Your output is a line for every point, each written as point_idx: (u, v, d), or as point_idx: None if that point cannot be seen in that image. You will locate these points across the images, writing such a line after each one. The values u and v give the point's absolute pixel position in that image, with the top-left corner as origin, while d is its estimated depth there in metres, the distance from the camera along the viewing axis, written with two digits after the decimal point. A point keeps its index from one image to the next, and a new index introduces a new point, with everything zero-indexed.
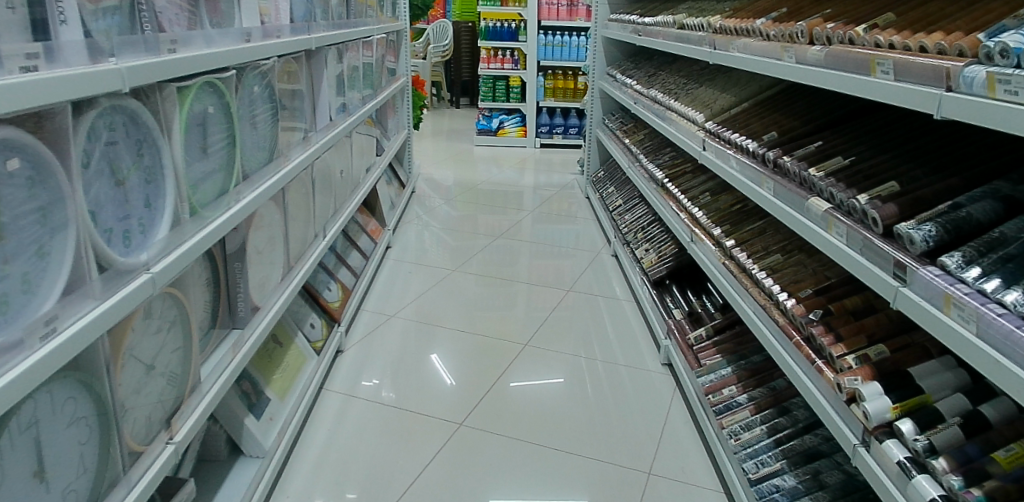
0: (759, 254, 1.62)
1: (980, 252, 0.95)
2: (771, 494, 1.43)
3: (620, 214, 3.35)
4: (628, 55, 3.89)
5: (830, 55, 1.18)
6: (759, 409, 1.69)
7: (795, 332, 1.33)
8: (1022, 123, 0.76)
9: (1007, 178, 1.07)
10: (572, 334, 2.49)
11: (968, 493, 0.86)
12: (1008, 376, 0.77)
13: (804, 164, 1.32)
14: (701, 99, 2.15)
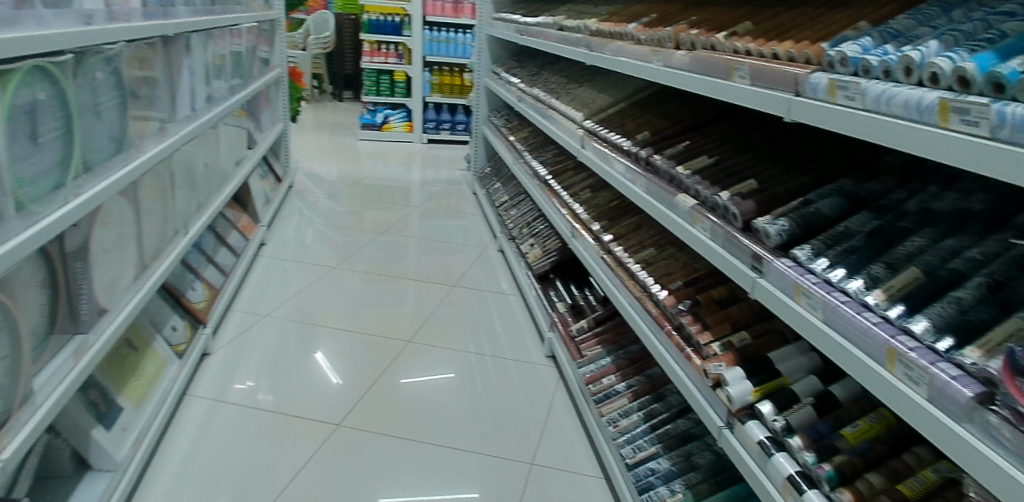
0: (635, 248, 1.69)
1: (827, 244, 1.03)
2: (647, 478, 1.49)
3: (506, 209, 3.40)
4: (512, 55, 3.95)
5: (694, 60, 1.24)
6: (636, 396, 1.77)
7: (667, 322, 1.40)
8: (861, 129, 0.85)
9: (852, 177, 1.17)
10: (457, 329, 2.49)
11: (819, 468, 0.93)
12: (851, 359, 0.87)
13: (673, 163, 1.39)
14: (581, 98, 2.21)
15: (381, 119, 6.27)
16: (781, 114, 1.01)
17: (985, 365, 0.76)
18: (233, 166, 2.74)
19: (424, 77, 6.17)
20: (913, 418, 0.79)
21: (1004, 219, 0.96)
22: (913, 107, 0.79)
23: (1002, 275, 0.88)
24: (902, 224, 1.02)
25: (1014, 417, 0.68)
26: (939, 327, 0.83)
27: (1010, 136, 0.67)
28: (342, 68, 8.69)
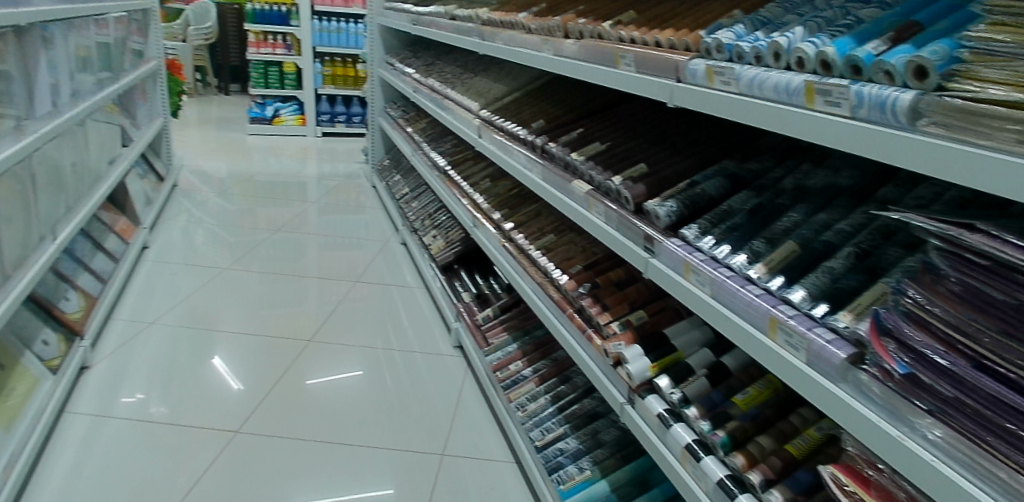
0: (536, 235, 1.72)
1: (713, 223, 1.09)
2: (556, 458, 1.53)
3: (406, 201, 3.36)
4: (405, 45, 3.91)
5: (583, 48, 1.27)
6: (543, 380, 1.81)
7: (568, 306, 1.44)
8: (738, 111, 0.91)
9: (733, 159, 1.24)
10: (361, 325, 2.45)
11: (714, 435, 0.99)
12: (737, 329, 0.94)
13: (568, 149, 1.42)
14: (476, 88, 2.22)
15: (271, 112, 6.06)
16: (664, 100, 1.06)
17: (854, 327, 0.84)
18: (106, 166, 2.56)
19: (315, 69, 6.01)
20: (794, 382, 0.86)
21: (866, 193, 1.05)
22: (781, 90, 0.86)
23: (868, 244, 0.95)
24: (779, 201, 1.09)
25: (882, 374, 0.78)
26: (815, 294, 0.90)
27: (867, 115, 0.75)
28: (227, 59, 8.30)
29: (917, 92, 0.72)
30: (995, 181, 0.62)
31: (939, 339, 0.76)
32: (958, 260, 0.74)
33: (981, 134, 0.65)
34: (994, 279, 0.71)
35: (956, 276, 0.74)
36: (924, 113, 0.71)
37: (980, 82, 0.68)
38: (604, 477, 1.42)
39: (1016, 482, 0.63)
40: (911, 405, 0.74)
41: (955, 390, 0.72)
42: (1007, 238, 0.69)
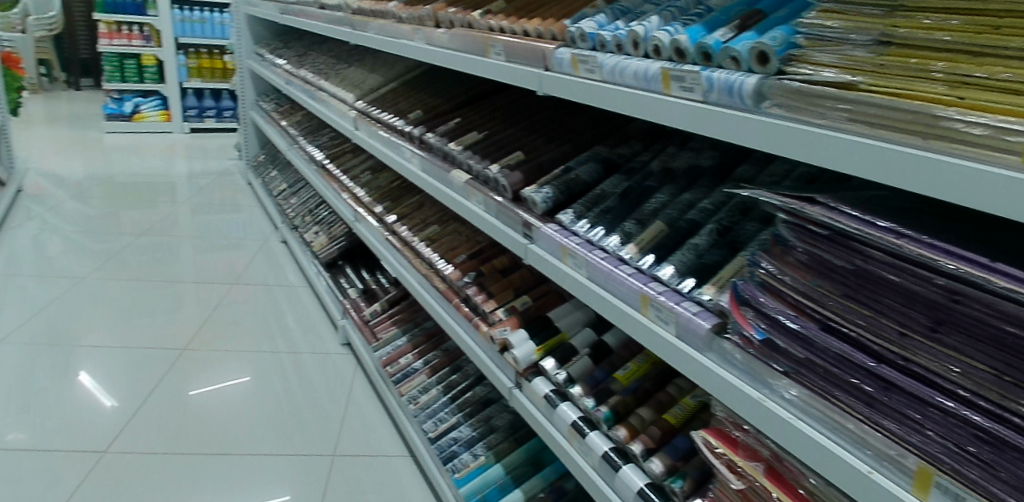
0: (419, 227, 1.71)
1: (587, 207, 1.12)
2: (450, 447, 1.55)
3: (285, 198, 3.25)
4: (275, 35, 3.77)
5: (455, 38, 1.28)
6: (434, 370, 1.83)
7: (454, 296, 1.45)
8: (604, 99, 0.96)
9: (605, 144, 1.28)
10: (242, 330, 2.40)
11: (598, 410, 1.04)
12: (612, 308, 0.99)
13: (446, 140, 1.42)
14: (351, 79, 2.18)
15: (130, 108, 5.68)
16: (535, 88, 1.09)
17: (717, 298, 0.90)
18: None
19: (179, 61, 5.73)
20: (666, 354, 0.92)
21: (725, 172, 1.11)
22: (641, 77, 0.91)
23: (729, 221, 1.01)
24: (648, 183, 1.14)
25: (744, 342, 0.85)
26: (682, 270, 0.96)
27: (717, 99, 0.82)
28: (77, 52, 7.72)
29: (760, 76, 0.78)
30: (834, 160, 0.71)
31: (790, 305, 0.82)
32: (804, 232, 0.80)
33: (817, 114, 0.73)
34: (833, 247, 0.77)
35: (803, 247, 0.80)
36: (767, 95, 0.78)
37: (815, 65, 0.76)
38: (498, 461, 1.46)
39: (862, 431, 0.72)
40: (770, 369, 0.82)
41: (807, 351, 0.79)
42: (843, 210, 0.75)
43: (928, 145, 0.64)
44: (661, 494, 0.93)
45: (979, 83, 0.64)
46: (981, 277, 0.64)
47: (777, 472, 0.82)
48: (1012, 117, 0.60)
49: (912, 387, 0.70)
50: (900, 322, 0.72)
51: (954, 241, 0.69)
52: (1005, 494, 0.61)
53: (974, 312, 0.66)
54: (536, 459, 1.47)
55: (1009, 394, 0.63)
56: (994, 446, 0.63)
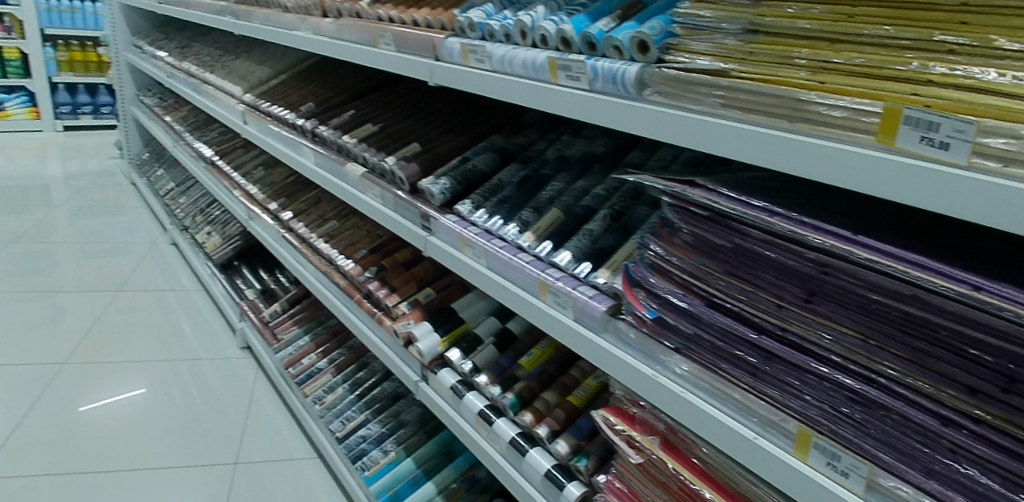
0: (317, 223, 1.68)
1: (485, 197, 1.13)
2: (359, 446, 1.56)
3: (173, 198, 3.10)
4: (156, 25, 3.58)
5: (343, 28, 1.26)
6: (340, 368, 1.83)
7: (356, 292, 1.44)
8: (495, 88, 0.97)
9: (502, 134, 1.29)
10: (131, 338, 2.31)
11: (504, 398, 1.07)
12: (511, 295, 1.01)
13: (339, 133, 1.40)
14: (238, 71, 2.10)
15: None
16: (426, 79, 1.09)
17: (611, 281, 0.94)
18: None
19: (46, 54, 5.34)
20: (566, 338, 0.95)
21: (617, 158, 1.15)
22: (529, 67, 0.92)
23: (621, 206, 1.05)
24: (544, 171, 1.16)
25: (637, 321, 0.89)
26: (578, 255, 0.98)
27: (602, 88, 0.85)
28: None
29: (641, 64, 0.82)
30: (712, 143, 0.76)
31: (678, 284, 0.86)
32: (686, 213, 0.84)
33: (693, 101, 0.78)
34: (713, 227, 0.81)
35: (687, 228, 0.84)
36: (647, 84, 0.81)
37: (691, 54, 0.79)
38: (408, 456, 1.49)
39: (748, 401, 0.79)
40: (662, 346, 0.87)
41: (695, 327, 0.84)
42: (720, 191, 0.79)
43: (793, 127, 0.70)
44: (567, 473, 0.98)
45: (837, 68, 0.70)
46: (845, 250, 0.69)
47: (672, 443, 0.87)
48: (868, 99, 0.66)
49: (790, 356, 0.76)
50: (777, 295, 0.77)
51: (821, 215, 0.74)
52: (877, 450, 0.70)
53: (842, 283, 0.71)
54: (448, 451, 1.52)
55: (874, 356, 0.70)
56: (865, 407, 0.71)
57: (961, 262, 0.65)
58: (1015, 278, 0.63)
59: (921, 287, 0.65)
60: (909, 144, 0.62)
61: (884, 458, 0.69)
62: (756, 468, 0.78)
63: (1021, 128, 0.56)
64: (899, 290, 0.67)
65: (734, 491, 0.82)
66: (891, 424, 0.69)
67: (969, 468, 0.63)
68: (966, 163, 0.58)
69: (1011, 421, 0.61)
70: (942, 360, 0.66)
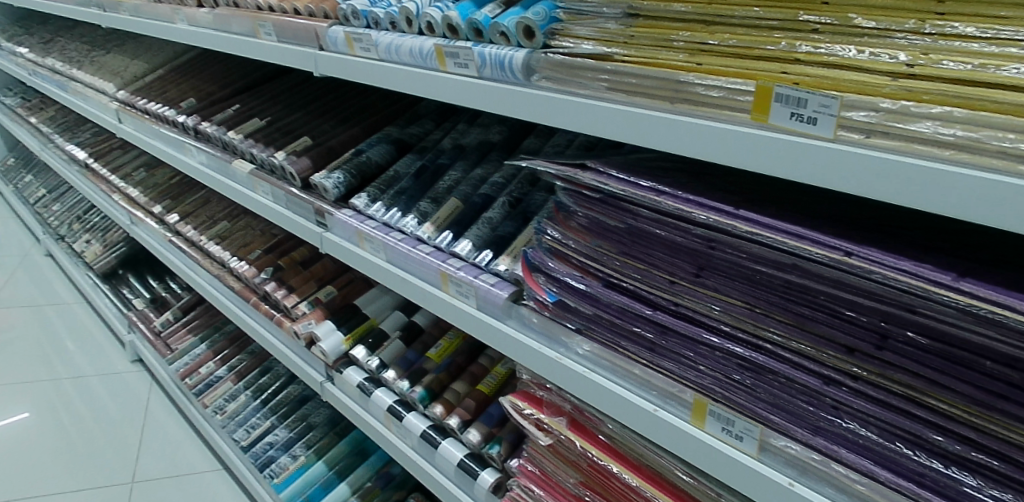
0: (207, 225, 1.61)
1: (382, 190, 1.11)
2: (266, 453, 1.57)
3: (46, 205, 2.90)
4: (14, 19, 3.30)
5: (223, 18, 1.22)
6: (241, 375, 1.80)
7: (252, 294, 1.39)
8: (382, 77, 0.96)
9: (396, 124, 1.26)
10: (12, 362, 2.32)
11: (413, 392, 1.09)
12: (412, 288, 1.01)
13: (224, 129, 1.35)
14: (110, 67, 1.97)
15: None
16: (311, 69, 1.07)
17: (512, 268, 0.94)
18: None
19: None
20: (470, 326, 0.96)
21: (513, 145, 1.15)
22: (416, 54, 0.91)
23: (519, 192, 1.06)
24: (441, 161, 1.15)
25: (539, 306, 0.90)
26: (478, 243, 0.99)
27: (491, 74, 0.84)
28: None
29: (527, 50, 0.82)
30: (599, 127, 0.77)
31: (575, 266, 0.87)
32: (580, 197, 0.85)
33: (581, 85, 0.79)
34: (607, 209, 0.82)
35: (582, 211, 0.85)
36: (535, 69, 0.82)
37: (575, 39, 0.80)
38: (319, 458, 1.53)
39: (646, 375, 0.82)
40: (564, 328, 0.88)
41: (594, 308, 0.86)
42: (611, 173, 0.80)
43: (676, 109, 0.73)
44: (480, 461, 1.02)
45: (712, 49, 0.72)
46: (729, 225, 0.72)
47: (579, 422, 0.90)
48: (743, 79, 0.68)
49: (684, 329, 0.79)
50: (669, 271, 0.80)
51: (705, 192, 0.76)
52: (766, 412, 0.75)
53: (729, 257, 0.74)
54: (361, 449, 1.57)
55: (760, 323, 0.74)
56: (755, 372, 0.76)
57: (834, 230, 0.69)
58: (882, 241, 0.67)
59: (799, 256, 0.69)
60: (780, 121, 0.66)
61: (774, 419, 0.75)
62: (656, 438, 0.82)
63: (879, 102, 0.61)
64: (779, 260, 0.70)
65: (639, 463, 0.87)
66: (778, 387, 0.74)
67: (850, 422, 0.70)
68: (833, 137, 0.63)
69: (884, 376, 0.67)
70: (821, 323, 0.70)
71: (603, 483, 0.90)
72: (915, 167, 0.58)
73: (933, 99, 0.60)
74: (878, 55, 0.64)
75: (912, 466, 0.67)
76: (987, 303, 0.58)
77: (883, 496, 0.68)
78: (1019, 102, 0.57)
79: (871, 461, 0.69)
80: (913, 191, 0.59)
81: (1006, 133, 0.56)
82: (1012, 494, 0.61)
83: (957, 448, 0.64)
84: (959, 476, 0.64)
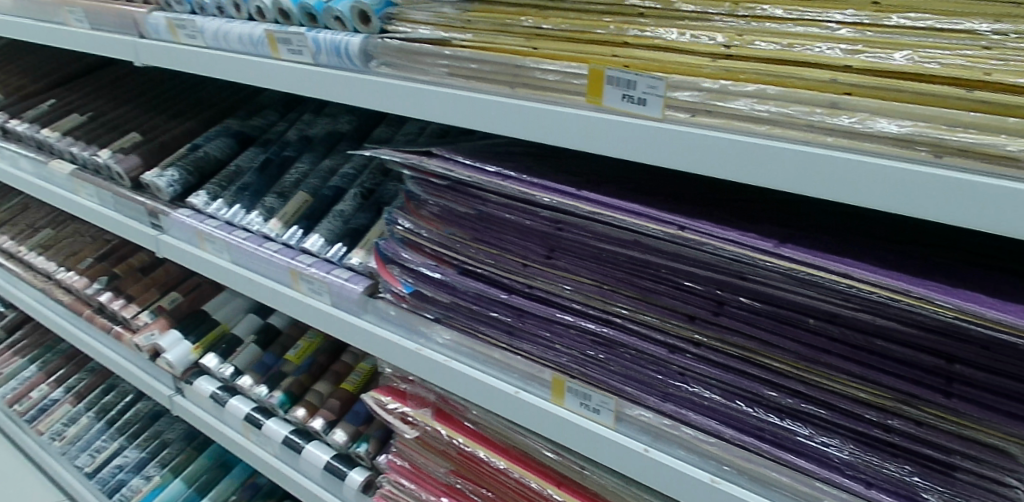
0: (28, 234, 1.47)
1: (223, 186, 1.06)
2: (115, 477, 1.49)
3: None
4: None
5: (25, 4, 1.11)
6: (81, 396, 1.68)
7: (86, 307, 1.32)
8: (208, 65, 0.92)
9: (236, 116, 1.20)
10: None
11: (272, 398, 1.09)
12: (260, 288, 0.99)
13: (37, 127, 1.23)
14: None
15: None
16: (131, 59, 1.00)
17: (366, 261, 0.93)
18: None
19: None
20: (325, 323, 0.95)
21: (363, 134, 1.13)
22: (246, 41, 0.87)
23: (371, 183, 1.05)
24: (286, 153, 1.10)
25: (396, 298, 0.90)
26: (330, 237, 0.97)
27: (328, 61, 0.82)
28: None
29: (364, 35, 0.79)
30: (439, 112, 0.77)
31: (429, 255, 0.87)
32: (429, 185, 0.84)
33: (420, 71, 0.78)
34: (456, 196, 0.82)
35: (432, 199, 0.84)
36: (372, 55, 0.80)
37: (412, 24, 0.78)
38: (176, 476, 1.48)
39: (507, 358, 0.84)
40: (422, 317, 0.89)
41: (451, 296, 0.85)
42: (456, 159, 0.80)
43: (516, 93, 0.73)
44: (348, 461, 1.04)
45: (547, 34, 0.73)
46: (572, 206, 0.72)
47: (443, 412, 0.92)
48: (576, 63, 0.69)
49: (539, 310, 0.81)
50: (521, 255, 0.80)
51: (549, 175, 0.77)
52: (620, 384, 0.78)
53: (577, 237, 0.75)
54: (223, 462, 1.52)
55: (609, 299, 0.77)
56: (608, 347, 0.78)
57: (669, 206, 0.72)
58: (712, 214, 0.71)
59: (640, 233, 0.71)
60: (614, 102, 0.68)
61: (627, 390, 0.78)
62: (521, 420, 0.84)
63: (701, 82, 0.64)
64: (622, 237, 0.72)
65: (506, 445, 0.88)
66: (630, 359, 0.77)
67: (696, 387, 0.74)
68: (661, 117, 0.65)
69: (722, 340, 0.71)
70: (663, 295, 0.73)
71: (475, 470, 0.91)
72: (730, 141, 0.62)
73: (749, 78, 0.63)
74: (698, 37, 0.67)
75: (753, 422, 0.72)
76: (806, 266, 0.62)
77: (730, 453, 0.73)
78: (823, 78, 0.60)
79: (717, 421, 0.74)
80: (730, 163, 0.63)
81: (814, 108, 0.60)
82: (839, 439, 0.68)
83: (789, 401, 0.69)
84: (793, 427, 0.69)
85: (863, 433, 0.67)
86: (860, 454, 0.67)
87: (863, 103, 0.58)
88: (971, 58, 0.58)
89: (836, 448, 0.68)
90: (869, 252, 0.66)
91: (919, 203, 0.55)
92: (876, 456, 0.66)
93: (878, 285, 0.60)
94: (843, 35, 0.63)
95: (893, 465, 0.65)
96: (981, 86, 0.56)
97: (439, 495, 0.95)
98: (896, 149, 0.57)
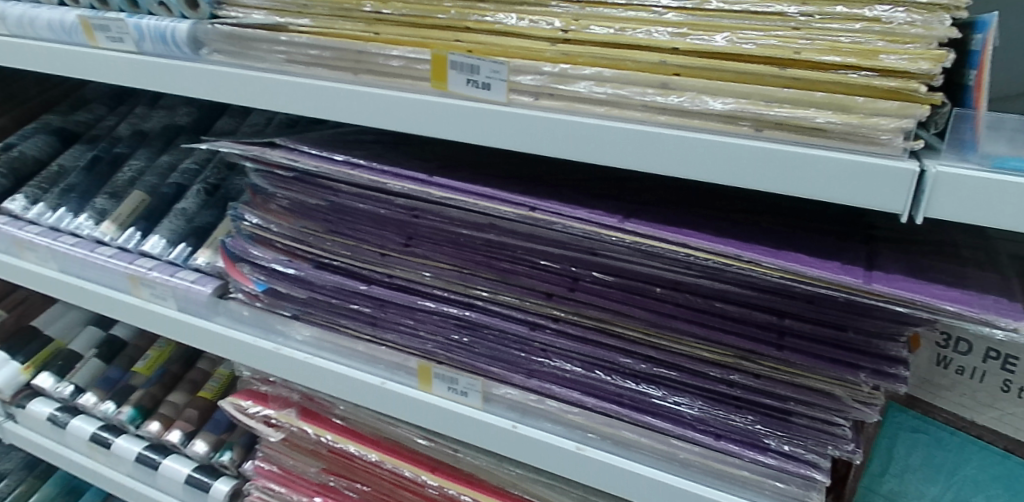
0: None
1: (45, 188, 0.97)
2: None
3: None
4: None
5: None
6: None
7: None
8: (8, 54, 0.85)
9: (55, 111, 1.11)
10: None
11: (121, 414, 1.03)
12: (92, 296, 0.92)
13: None
14: None
15: None
16: None
17: (213, 261, 0.89)
18: None
19: None
20: (172, 330, 0.90)
21: (203, 126, 1.08)
22: (56, 29, 0.81)
23: (215, 179, 1.00)
24: (117, 149, 1.03)
25: (249, 297, 0.87)
26: (172, 238, 0.91)
27: (153, 49, 0.77)
28: None
29: (192, 21, 0.75)
30: (279, 101, 0.74)
31: (281, 251, 0.84)
32: (275, 177, 0.81)
33: (257, 58, 0.75)
34: (304, 187, 0.79)
35: (280, 192, 0.81)
36: (204, 42, 0.76)
37: (244, 9, 0.75)
38: None
39: (371, 350, 0.83)
40: (279, 315, 0.86)
41: (308, 291, 0.83)
42: (302, 149, 0.77)
43: (359, 79, 0.72)
44: (210, 472, 1.00)
45: (389, 18, 0.71)
46: (425, 193, 0.71)
47: (309, 410, 0.91)
48: (420, 48, 0.69)
49: (400, 299, 0.80)
50: (378, 244, 0.79)
51: (399, 163, 0.76)
52: (485, 365, 0.79)
53: (432, 224, 0.75)
54: (71, 488, 1.44)
55: (468, 282, 0.77)
56: (471, 329, 0.79)
57: (519, 188, 0.73)
58: (560, 194, 0.73)
59: (494, 216, 0.71)
60: (458, 87, 0.68)
61: (492, 370, 0.79)
62: (391, 411, 0.84)
63: (541, 66, 0.65)
64: (477, 221, 0.73)
65: (377, 437, 0.88)
66: (493, 339, 0.78)
67: (558, 361, 0.76)
68: (506, 101, 0.67)
69: (579, 313, 0.74)
70: (521, 275, 0.75)
71: (346, 465, 0.90)
72: (569, 123, 0.64)
73: (586, 61, 0.65)
74: (537, 22, 0.67)
75: (612, 389, 0.75)
76: (650, 239, 0.65)
77: (593, 420, 0.76)
78: (652, 60, 0.62)
79: (579, 391, 0.77)
80: (576, 144, 0.64)
81: (647, 89, 0.63)
82: (689, 398, 0.72)
83: (643, 367, 0.73)
84: (648, 390, 0.74)
85: (711, 390, 0.72)
86: (708, 409, 0.72)
87: (690, 83, 0.61)
88: (782, 38, 0.60)
89: (687, 406, 0.73)
90: (703, 222, 0.71)
91: (738, 173, 0.60)
92: (723, 409, 0.71)
93: (712, 252, 0.64)
94: (670, 19, 0.64)
95: (738, 417, 0.71)
96: (792, 64, 0.59)
97: (312, 495, 0.94)
98: (722, 125, 0.61)
